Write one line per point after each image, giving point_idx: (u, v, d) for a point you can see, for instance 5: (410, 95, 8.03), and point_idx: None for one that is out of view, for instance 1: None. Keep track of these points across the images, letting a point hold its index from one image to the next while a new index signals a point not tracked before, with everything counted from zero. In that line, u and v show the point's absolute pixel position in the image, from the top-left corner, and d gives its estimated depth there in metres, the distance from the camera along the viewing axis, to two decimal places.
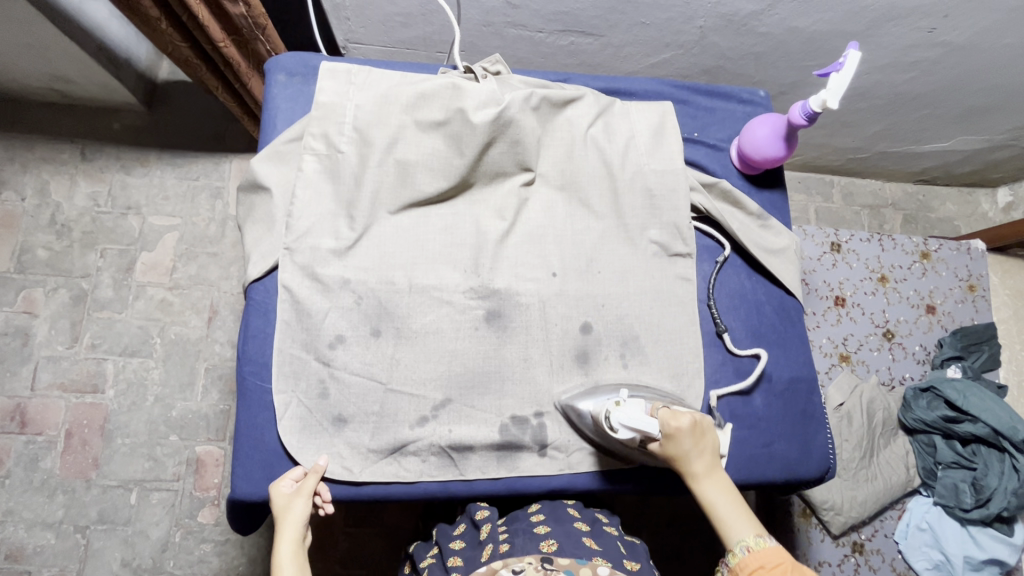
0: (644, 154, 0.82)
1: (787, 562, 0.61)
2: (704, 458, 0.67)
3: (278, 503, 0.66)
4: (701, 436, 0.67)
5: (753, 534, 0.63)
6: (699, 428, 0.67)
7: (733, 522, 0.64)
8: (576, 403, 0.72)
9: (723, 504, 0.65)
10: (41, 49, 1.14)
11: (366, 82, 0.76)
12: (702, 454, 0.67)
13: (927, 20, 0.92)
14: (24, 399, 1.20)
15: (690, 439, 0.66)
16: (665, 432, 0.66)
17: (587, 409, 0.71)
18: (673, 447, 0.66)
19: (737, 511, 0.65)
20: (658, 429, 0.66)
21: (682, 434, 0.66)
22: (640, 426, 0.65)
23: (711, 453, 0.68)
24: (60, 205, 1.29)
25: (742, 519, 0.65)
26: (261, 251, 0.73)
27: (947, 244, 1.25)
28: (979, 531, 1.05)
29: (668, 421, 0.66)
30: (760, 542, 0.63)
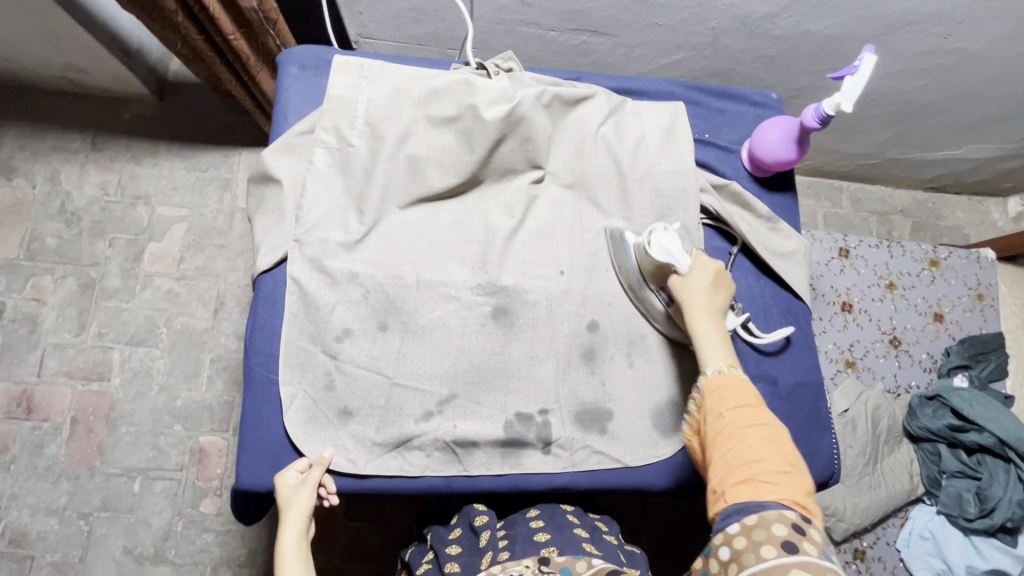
0: (655, 154, 0.81)
1: (751, 391, 0.61)
2: (715, 298, 0.68)
3: (283, 494, 0.67)
4: (720, 284, 0.69)
5: (729, 364, 0.63)
6: (720, 278, 0.69)
7: (714, 350, 0.65)
8: (624, 233, 0.77)
9: (711, 337, 0.65)
10: (55, 38, 1.15)
11: (378, 77, 0.76)
12: (714, 295, 0.68)
13: (943, 26, 0.91)
14: (31, 384, 1.21)
15: (709, 278, 0.68)
16: (690, 266, 0.69)
17: (631, 240, 0.76)
18: (691, 279, 0.69)
19: (723, 348, 0.65)
20: (688, 262, 0.70)
21: (702, 271, 0.69)
22: (675, 254, 0.70)
23: (723, 301, 0.69)
24: (70, 194, 1.29)
25: (723, 352, 0.65)
26: (271, 242, 0.73)
27: (956, 252, 1.24)
28: (982, 541, 1.04)
29: (700, 258, 0.70)
30: (733, 370, 0.63)
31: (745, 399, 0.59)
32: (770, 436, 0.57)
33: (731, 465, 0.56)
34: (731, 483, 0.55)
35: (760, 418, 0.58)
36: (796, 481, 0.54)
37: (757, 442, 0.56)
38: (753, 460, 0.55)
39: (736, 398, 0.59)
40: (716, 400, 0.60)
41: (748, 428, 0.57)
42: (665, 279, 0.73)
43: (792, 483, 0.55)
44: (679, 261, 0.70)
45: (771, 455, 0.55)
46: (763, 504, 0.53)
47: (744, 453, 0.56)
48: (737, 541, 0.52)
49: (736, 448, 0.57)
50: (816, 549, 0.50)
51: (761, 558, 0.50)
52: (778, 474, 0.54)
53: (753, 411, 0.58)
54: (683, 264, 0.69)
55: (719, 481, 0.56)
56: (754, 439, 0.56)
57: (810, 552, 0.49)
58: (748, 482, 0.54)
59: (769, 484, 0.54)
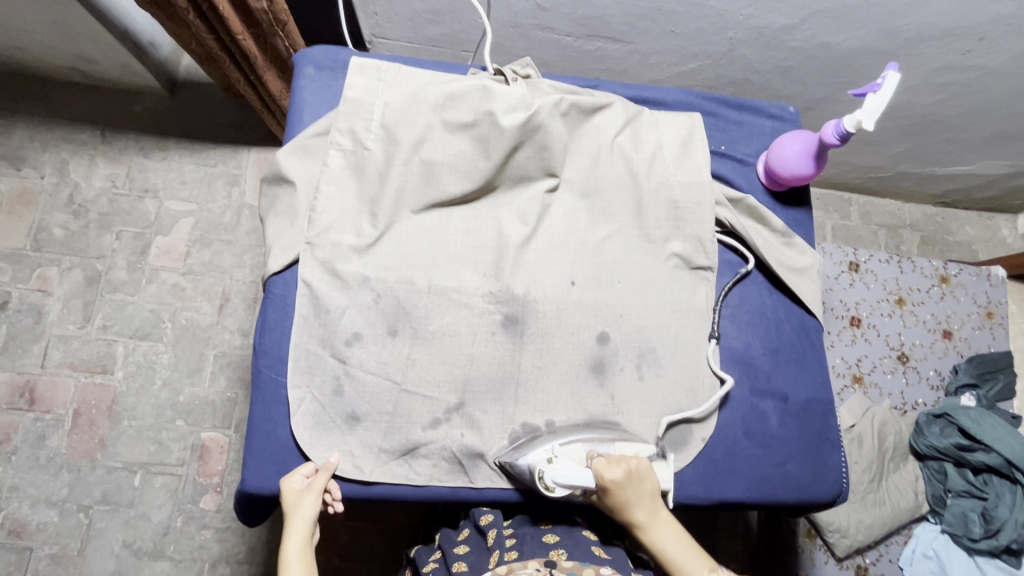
0: (671, 165, 0.81)
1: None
2: (643, 504, 0.67)
3: (288, 499, 0.66)
4: (638, 481, 0.67)
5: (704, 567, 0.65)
6: (635, 475, 0.66)
7: (685, 561, 0.66)
8: (514, 458, 0.69)
9: (671, 544, 0.66)
10: (68, 29, 1.15)
11: (395, 80, 0.76)
12: (642, 500, 0.67)
13: (962, 43, 0.91)
14: (34, 374, 1.21)
15: (625, 487, 0.66)
16: (600, 485, 0.66)
17: (523, 460, 0.68)
18: (612, 498, 0.66)
19: (687, 549, 0.66)
20: (595, 484, 0.66)
21: (617, 485, 0.65)
22: (576, 485, 0.65)
23: (651, 493, 0.67)
24: (78, 185, 1.29)
25: (690, 555, 0.66)
26: (283, 244, 0.73)
27: (966, 269, 1.24)
28: (986, 562, 1.03)
29: (602, 472, 0.66)
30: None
31: None
32: None
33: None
34: None
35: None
36: None
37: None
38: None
39: None
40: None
41: None
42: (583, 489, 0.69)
43: None
44: (584, 482, 0.65)
45: None
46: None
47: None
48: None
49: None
50: None
51: None
52: None
53: None
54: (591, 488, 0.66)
55: None
56: None
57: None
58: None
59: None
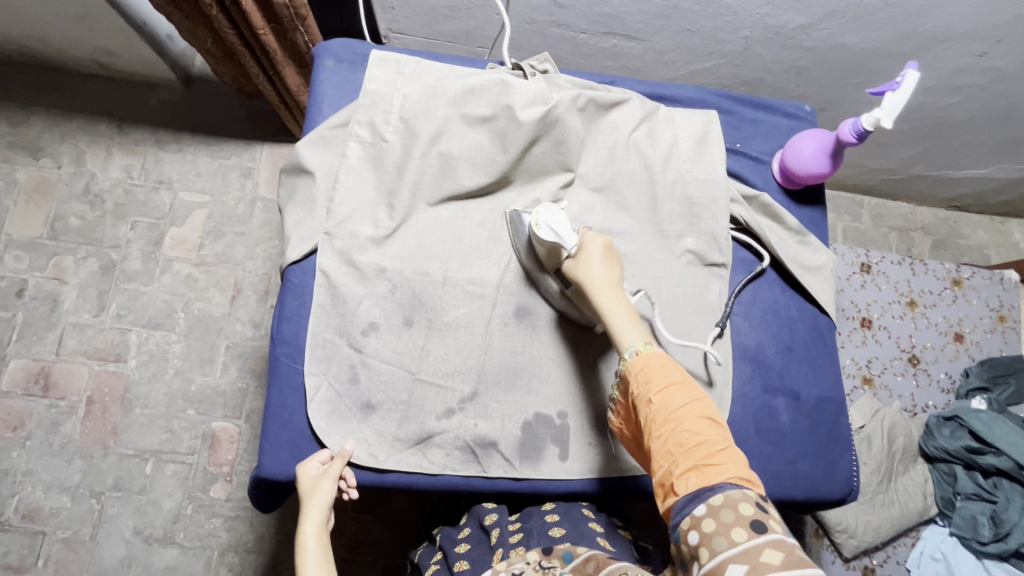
0: (687, 162, 0.81)
1: (674, 366, 0.61)
2: (609, 274, 0.68)
3: (304, 484, 0.67)
4: (611, 258, 0.69)
5: (644, 342, 0.63)
6: (610, 252, 0.69)
7: (627, 331, 0.64)
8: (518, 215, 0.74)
9: (620, 316, 0.65)
10: (88, 21, 1.16)
11: (414, 73, 0.77)
12: (610, 273, 0.68)
13: (980, 44, 0.91)
14: (49, 362, 1.22)
15: (598, 254, 0.68)
16: (579, 244, 0.69)
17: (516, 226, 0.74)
18: (582, 261, 0.68)
19: (633, 325, 0.65)
20: (575, 242, 0.69)
21: (593, 250, 0.68)
22: (562, 232, 0.68)
23: (619, 274, 0.69)
24: (95, 175, 1.31)
25: (634, 329, 0.65)
26: (301, 234, 0.74)
27: (979, 272, 1.23)
28: (995, 565, 1.03)
29: (586, 236, 0.69)
30: (650, 347, 0.62)
31: (671, 380, 0.59)
32: (703, 415, 0.57)
33: (677, 453, 0.55)
34: (677, 475, 0.55)
35: (689, 394, 0.58)
36: (736, 455, 0.55)
37: (695, 424, 0.56)
38: (693, 443, 0.55)
39: (662, 380, 0.59)
40: (644, 385, 0.60)
41: (683, 412, 0.57)
42: (557, 263, 0.71)
43: (733, 456, 0.55)
44: (566, 242, 0.69)
45: (706, 435, 0.56)
46: (721, 488, 0.52)
47: (683, 437, 0.56)
48: (707, 525, 0.50)
49: (681, 437, 0.56)
50: (782, 525, 0.50)
51: (734, 542, 0.49)
52: (719, 452, 0.55)
53: (682, 391, 0.58)
54: (571, 244, 0.68)
55: (667, 471, 0.56)
56: (687, 421, 0.56)
57: (777, 529, 0.49)
58: (695, 468, 0.54)
59: (716, 466, 0.54)
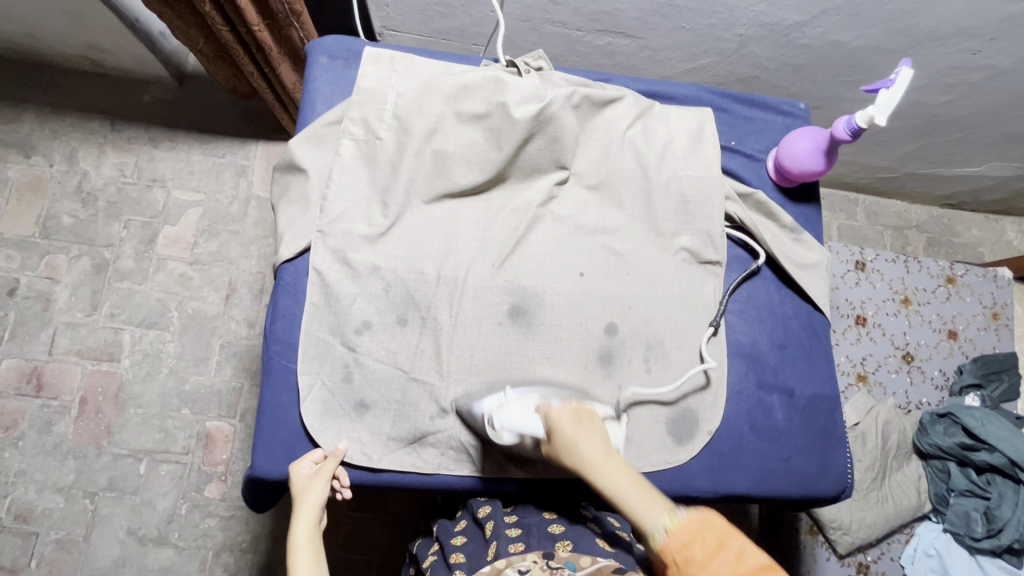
0: (682, 159, 0.81)
1: (705, 523, 0.56)
2: (593, 443, 0.62)
3: (297, 484, 0.67)
4: (585, 421, 0.64)
5: (666, 512, 0.57)
6: (581, 415, 0.64)
7: (643, 508, 0.58)
8: (472, 405, 0.70)
9: (628, 492, 0.59)
10: (79, 17, 1.15)
11: (408, 70, 0.76)
12: (591, 441, 0.62)
13: (974, 42, 0.91)
14: (41, 361, 1.22)
15: (572, 427, 0.63)
16: (547, 425, 0.64)
17: (481, 406, 0.69)
18: (556, 442, 0.63)
19: (645, 495, 0.59)
20: (541, 426, 0.65)
21: (562, 426, 0.63)
22: (521, 425, 0.65)
23: (602, 436, 0.63)
24: (87, 173, 1.30)
25: (649, 500, 0.59)
26: (295, 232, 0.73)
27: (972, 270, 1.24)
28: (988, 561, 1.03)
29: (547, 413, 0.64)
30: (674, 519, 0.56)
31: (706, 544, 0.54)
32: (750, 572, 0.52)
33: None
34: None
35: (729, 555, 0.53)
36: None
37: None
38: None
39: (699, 548, 0.54)
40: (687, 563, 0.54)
41: None
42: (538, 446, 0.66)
43: None
44: (533, 429, 0.65)
45: None
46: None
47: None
48: None
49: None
50: None
51: None
52: None
53: (720, 553, 0.54)
54: (536, 429, 0.65)
55: None
56: None
57: None
58: None
59: None
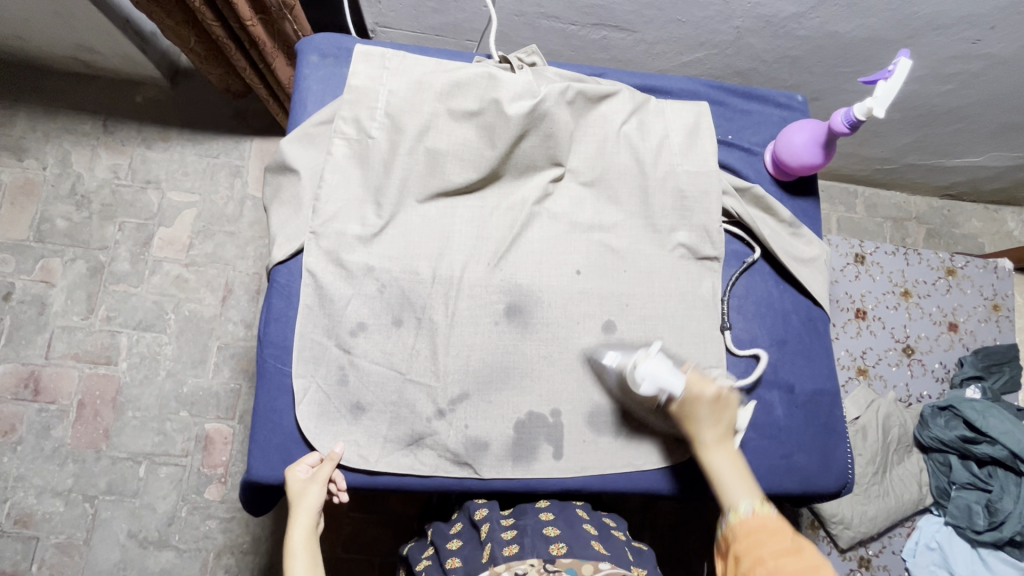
0: (678, 154, 0.80)
1: (789, 530, 0.60)
2: (718, 425, 0.68)
3: (293, 489, 0.66)
4: (722, 407, 0.68)
5: (759, 500, 0.63)
6: (721, 401, 0.68)
7: (736, 488, 0.64)
8: (603, 356, 0.73)
9: (728, 473, 0.65)
10: (69, 18, 1.14)
11: (400, 67, 0.75)
12: (718, 422, 0.68)
13: (974, 31, 0.89)
14: (38, 366, 1.21)
15: (708, 407, 0.67)
16: (686, 392, 0.68)
17: (613, 361, 0.72)
18: (690, 408, 0.68)
19: (742, 482, 0.65)
20: (682, 389, 0.68)
21: (702, 398, 0.67)
22: (664, 381, 0.67)
23: (729, 422, 0.68)
24: (80, 176, 1.29)
25: (743, 485, 0.65)
26: (287, 233, 0.73)
27: (973, 261, 1.23)
28: (990, 553, 1.03)
29: (695, 382, 0.68)
30: (764, 508, 0.62)
31: (784, 542, 0.59)
32: None
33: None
34: None
35: (806, 562, 0.57)
36: None
37: None
38: None
39: (775, 541, 0.59)
40: (753, 544, 0.60)
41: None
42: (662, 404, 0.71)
43: None
44: (673, 388, 0.67)
45: None
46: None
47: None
48: None
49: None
50: None
51: None
52: None
53: (795, 556, 0.58)
54: (676, 389, 0.67)
55: None
56: None
57: None
58: None
59: None
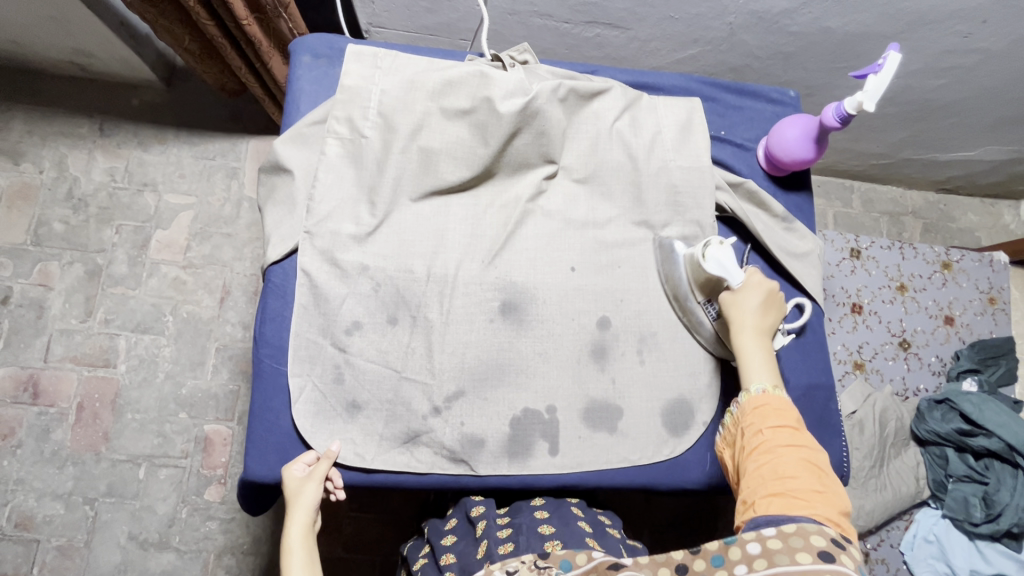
0: (671, 151, 0.80)
1: (793, 414, 0.62)
2: (764, 319, 0.69)
3: (290, 486, 0.66)
4: (771, 304, 0.70)
5: (775, 387, 0.65)
6: (772, 298, 0.70)
7: (757, 371, 0.66)
8: (676, 245, 0.76)
9: (757, 359, 0.67)
10: (64, 22, 1.14)
11: (392, 67, 0.75)
12: (763, 316, 0.69)
13: (965, 25, 0.90)
14: (37, 369, 1.21)
15: (762, 299, 0.69)
16: (743, 283, 0.70)
17: (681, 251, 0.76)
18: (740, 298, 0.69)
19: (769, 369, 0.67)
20: (741, 279, 0.70)
21: (756, 292, 0.69)
22: (728, 268, 0.69)
23: (772, 321, 0.70)
24: (77, 179, 1.29)
25: (768, 370, 0.67)
26: (282, 233, 0.73)
27: (968, 255, 1.23)
28: (987, 546, 1.03)
29: (756, 276, 0.70)
30: (778, 394, 0.64)
31: (786, 421, 0.61)
32: (807, 459, 0.58)
33: (763, 480, 0.58)
34: (759, 495, 0.58)
35: (801, 440, 0.60)
36: (829, 499, 0.56)
37: (794, 464, 0.58)
38: (787, 477, 0.57)
39: (778, 418, 0.61)
40: (759, 419, 0.62)
41: (788, 449, 0.59)
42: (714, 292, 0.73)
43: (825, 501, 0.56)
44: (734, 276, 0.69)
45: (804, 475, 0.57)
46: (799, 516, 0.54)
47: (780, 469, 0.58)
48: (773, 542, 0.53)
49: (773, 464, 0.59)
50: (852, 563, 0.51)
51: (797, 563, 0.51)
52: (812, 492, 0.56)
53: (793, 433, 0.60)
54: (736, 279, 0.69)
55: (750, 491, 0.59)
56: (788, 457, 0.59)
57: (845, 564, 0.51)
58: (778, 495, 0.56)
59: (802, 499, 0.56)
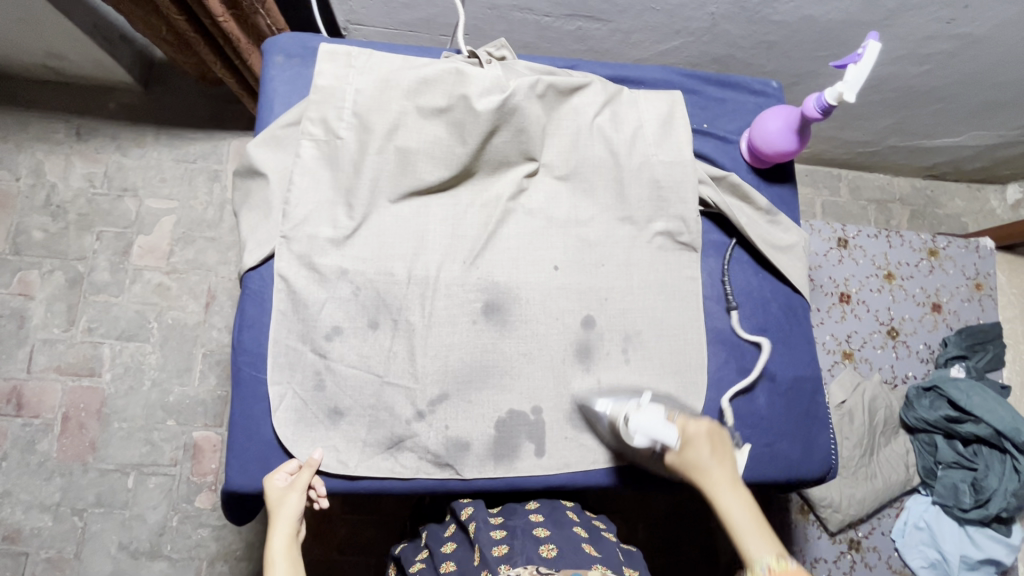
0: (652, 145, 0.79)
1: None
2: (723, 469, 0.64)
3: (272, 497, 0.65)
4: (719, 444, 0.66)
5: (776, 554, 0.57)
6: (716, 436, 0.66)
7: (752, 540, 0.59)
8: (593, 403, 0.71)
9: (743, 519, 0.61)
10: (34, 24, 1.11)
11: (366, 66, 0.74)
12: (721, 462, 0.64)
13: (947, 11, 0.89)
14: (20, 380, 1.19)
15: (709, 447, 0.64)
16: (682, 438, 0.65)
17: (605, 410, 0.69)
18: (687, 453, 0.64)
19: (757, 530, 0.60)
20: (677, 436, 0.64)
21: (698, 442, 0.64)
22: (657, 431, 0.64)
23: (732, 465, 0.65)
24: (55, 186, 1.27)
25: (760, 535, 0.59)
26: (258, 238, 0.71)
27: (955, 242, 1.23)
28: (977, 531, 1.04)
29: (685, 426, 0.65)
30: (783, 563, 0.56)
31: None
32: None
33: None
34: None
35: None
36: None
37: None
38: None
39: None
40: None
41: None
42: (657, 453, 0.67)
43: None
44: (667, 436, 0.64)
45: None
46: None
47: None
48: None
49: None
50: None
51: None
52: None
53: None
54: (672, 439, 0.64)
55: None
56: None
57: None
58: None
59: None
